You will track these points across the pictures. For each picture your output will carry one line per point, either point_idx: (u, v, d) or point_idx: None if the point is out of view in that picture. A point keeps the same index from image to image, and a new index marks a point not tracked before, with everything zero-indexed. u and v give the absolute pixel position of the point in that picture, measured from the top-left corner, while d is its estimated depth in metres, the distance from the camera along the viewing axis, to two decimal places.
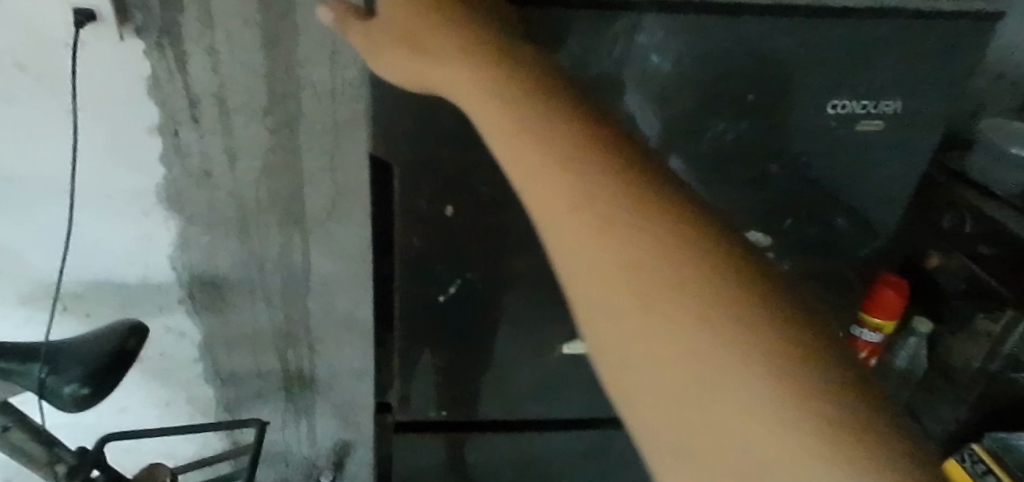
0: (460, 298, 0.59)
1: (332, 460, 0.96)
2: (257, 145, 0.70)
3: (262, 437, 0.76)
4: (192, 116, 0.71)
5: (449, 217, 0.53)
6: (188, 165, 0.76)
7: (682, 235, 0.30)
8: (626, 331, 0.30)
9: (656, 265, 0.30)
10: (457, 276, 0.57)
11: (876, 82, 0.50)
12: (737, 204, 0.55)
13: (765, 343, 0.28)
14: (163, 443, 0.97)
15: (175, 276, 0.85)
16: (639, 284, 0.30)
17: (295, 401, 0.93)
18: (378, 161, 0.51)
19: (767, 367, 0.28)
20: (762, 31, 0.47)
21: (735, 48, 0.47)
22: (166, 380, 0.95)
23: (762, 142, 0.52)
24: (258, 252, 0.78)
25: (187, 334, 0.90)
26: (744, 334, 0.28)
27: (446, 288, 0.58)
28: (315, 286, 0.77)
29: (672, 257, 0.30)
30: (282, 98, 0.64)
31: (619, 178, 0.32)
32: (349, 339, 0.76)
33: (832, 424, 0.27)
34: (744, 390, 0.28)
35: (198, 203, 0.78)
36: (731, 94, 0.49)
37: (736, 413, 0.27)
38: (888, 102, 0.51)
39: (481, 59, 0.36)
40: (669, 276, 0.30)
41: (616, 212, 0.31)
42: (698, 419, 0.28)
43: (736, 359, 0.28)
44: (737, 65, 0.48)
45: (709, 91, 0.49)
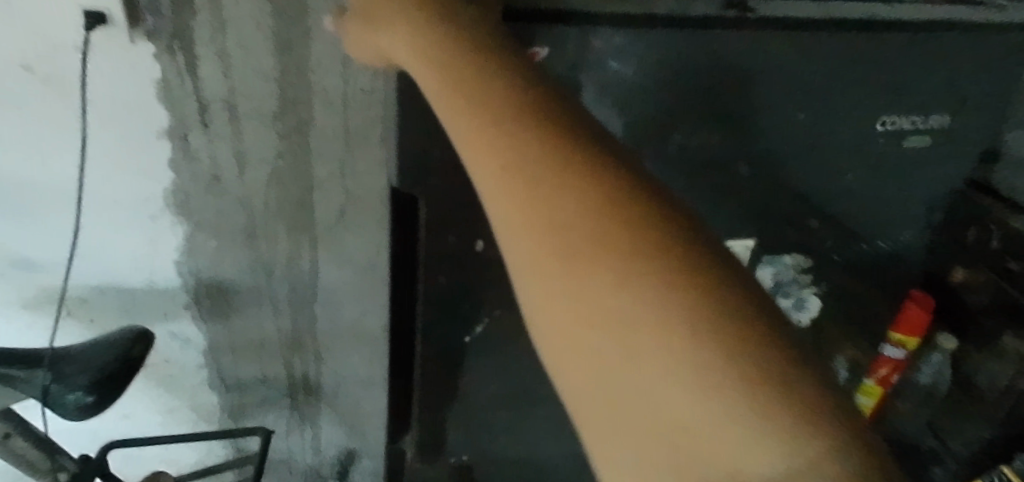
0: (486, 329, 0.63)
1: (337, 469, 0.98)
2: (268, 152, 0.70)
3: (268, 446, 0.75)
4: (202, 121, 0.71)
5: (479, 251, 0.57)
6: (197, 171, 0.75)
7: (632, 246, 0.33)
8: (581, 331, 0.33)
9: (607, 272, 0.33)
10: (484, 308, 0.61)
11: (923, 99, 0.53)
12: (775, 226, 0.58)
13: (700, 345, 0.31)
14: (165, 451, 0.95)
15: (181, 281, 0.84)
16: (590, 292, 0.33)
17: (300, 409, 0.93)
18: (407, 195, 0.55)
19: (702, 367, 0.31)
20: (814, 47, 0.49)
21: (703, 59, 0.47)
22: (170, 387, 0.94)
23: (802, 160, 0.54)
24: (267, 260, 0.78)
25: (192, 340, 0.90)
26: (682, 337, 0.31)
27: (476, 322, 0.62)
28: (324, 294, 0.78)
29: (622, 283, 0.33)
30: (293, 103, 0.65)
31: (584, 191, 0.34)
32: (358, 348, 0.77)
33: (757, 416, 0.30)
34: (678, 386, 0.31)
35: (206, 209, 0.78)
36: (704, 104, 0.49)
37: (670, 404, 0.31)
38: (935, 117, 0.54)
39: (471, 72, 0.37)
40: (618, 283, 0.33)
41: (574, 225, 0.34)
42: (635, 407, 0.32)
43: (672, 360, 0.31)
44: (705, 75, 0.48)
45: (678, 99, 0.49)
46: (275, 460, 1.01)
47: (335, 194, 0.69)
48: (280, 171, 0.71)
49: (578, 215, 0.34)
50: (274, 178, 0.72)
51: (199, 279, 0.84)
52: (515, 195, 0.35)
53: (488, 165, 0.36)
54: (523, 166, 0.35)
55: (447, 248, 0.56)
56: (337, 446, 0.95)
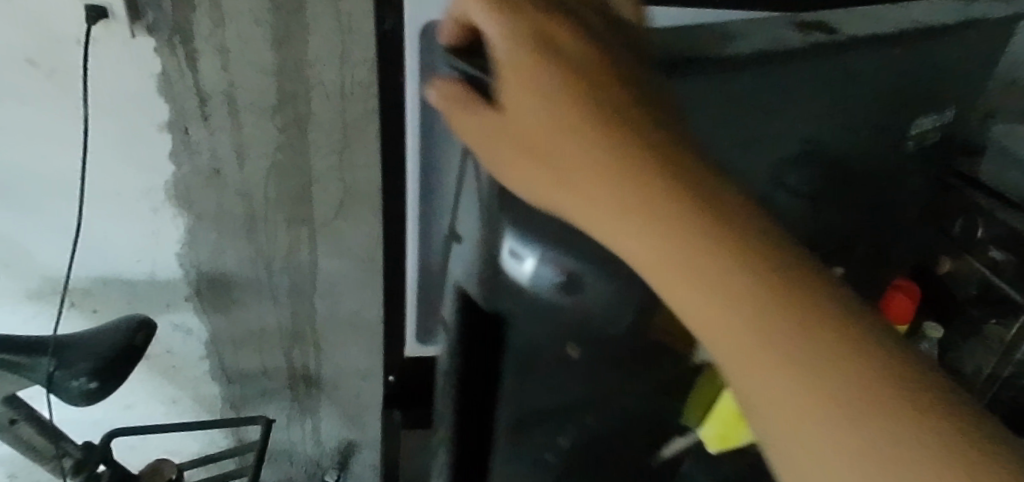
0: (580, 451, 0.40)
1: (337, 460, 0.94)
2: (268, 142, 0.69)
3: (268, 437, 0.75)
4: (202, 114, 0.72)
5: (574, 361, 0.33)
6: (198, 164, 0.76)
7: (732, 205, 0.23)
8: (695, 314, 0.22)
9: (710, 238, 0.22)
10: (573, 428, 0.38)
11: (947, 95, 0.45)
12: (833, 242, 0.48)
13: (862, 345, 0.21)
14: (170, 441, 0.97)
15: (183, 272, 0.85)
16: (697, 260, 0.22)
17: (301, 400, 0.91)
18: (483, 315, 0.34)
19: (883, 384, 0.20)
20: (873, 60, 0.38)
21: (793, 82, 0.35)
22: (173, 377, 0.95)
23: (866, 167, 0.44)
24: (266, 252, 0.78)
25: (194, 331, 0.91)
26: (843, 335, 0.21)
27: (558, 442, 0.39)
28: (321, 287, 0.76)
29: (730, 251, 0.22)
30: (291, 96, 0.64)
31: (644, 126, 0.24)
32: (356, 339, 0.77)
33: (981, 447, 0.20)
34: (856, 407, 0.20)
35: (207, 202, 0.79)
36: (805, 129, 0.38)
37: (853, 435, 0.20)
38: (947, 110, 0.46)
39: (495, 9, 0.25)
40: (734, 259, 0.22)
41: (657, 171, 0.23)
42: (803, 439, 0.21)
43: (847, 375, 0.21)
44: (800, 99, 0.36)
45: (765, 135, 0.36)
46: (276, 451, 1.02)
47: (334, 184, 0.67)
48: (280, 163, 0.70)
49: (712, 223, 0.22)
50: (273, 169, 0.71)
51: (200, 271, 0.85)
52: (631, 194, 0.23)
53: (629, 194, 0.23)
54: (625, 167, 0.23)
55: (528, 374, 0.35)
56: (337, 436, 0.90)
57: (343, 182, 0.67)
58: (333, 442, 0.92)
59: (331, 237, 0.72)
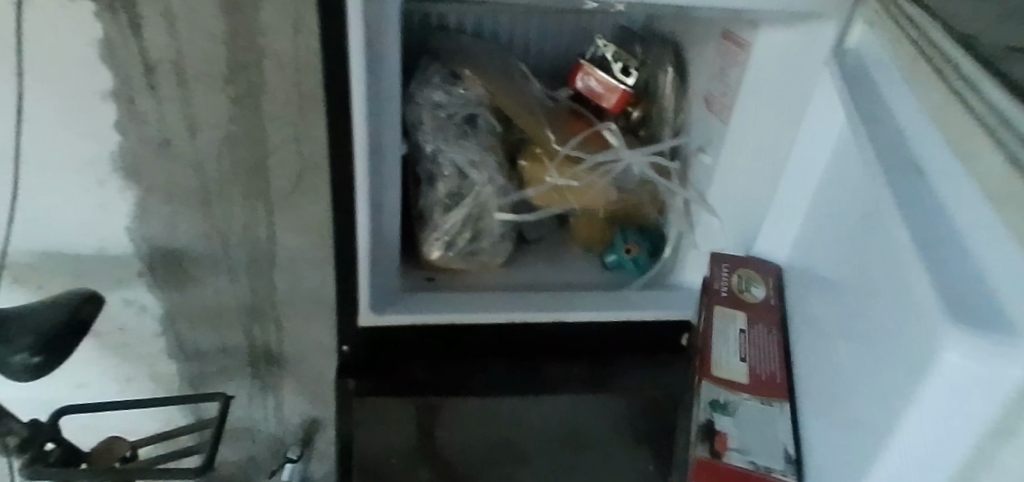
0: None
1: (299, 436, 1.03)
2: (219, 115, 0.71)
3: (226, 413, 0.75)
4: (148, 82, 0.69)
5: None
6: (145, 134, 0.73)
7: None
8: None
9: None
10: None
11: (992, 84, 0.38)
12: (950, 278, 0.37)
13: None
14: (124, 420, 0.96)
15: (134, 247, 0.82)
16: None
17: (262, 379, 0.96)
18: None
19: None
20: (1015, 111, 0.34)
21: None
22: (127, 355, 0.93)
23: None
24: (222, 228, 0.80)
25: (148, 308, 0.88)
26: None
27: None
28: (282, 263, 0.83)
29: None
30: (243, 67, 0.68)
31: None
32: (319, 315, 0.88)
33: None
34: None
35: (157, 175, 0.76)
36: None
37: None
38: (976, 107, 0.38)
39: None
40: None
41: None
42: None
43: None
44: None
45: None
46: (238, 430, 1.01)
47: (292, 158, 0.74)
48: (233, 134, 0.72)
49: None
50: (227, 140, 0.73)
51: (153, 247, 0.82)
52: None
53: None
54: None
55: None
56: (302, 413, 0.99)
57: (302, 160, 0.75)
58: (298, 416, 1.00)
59: (287, 212, 0.79)
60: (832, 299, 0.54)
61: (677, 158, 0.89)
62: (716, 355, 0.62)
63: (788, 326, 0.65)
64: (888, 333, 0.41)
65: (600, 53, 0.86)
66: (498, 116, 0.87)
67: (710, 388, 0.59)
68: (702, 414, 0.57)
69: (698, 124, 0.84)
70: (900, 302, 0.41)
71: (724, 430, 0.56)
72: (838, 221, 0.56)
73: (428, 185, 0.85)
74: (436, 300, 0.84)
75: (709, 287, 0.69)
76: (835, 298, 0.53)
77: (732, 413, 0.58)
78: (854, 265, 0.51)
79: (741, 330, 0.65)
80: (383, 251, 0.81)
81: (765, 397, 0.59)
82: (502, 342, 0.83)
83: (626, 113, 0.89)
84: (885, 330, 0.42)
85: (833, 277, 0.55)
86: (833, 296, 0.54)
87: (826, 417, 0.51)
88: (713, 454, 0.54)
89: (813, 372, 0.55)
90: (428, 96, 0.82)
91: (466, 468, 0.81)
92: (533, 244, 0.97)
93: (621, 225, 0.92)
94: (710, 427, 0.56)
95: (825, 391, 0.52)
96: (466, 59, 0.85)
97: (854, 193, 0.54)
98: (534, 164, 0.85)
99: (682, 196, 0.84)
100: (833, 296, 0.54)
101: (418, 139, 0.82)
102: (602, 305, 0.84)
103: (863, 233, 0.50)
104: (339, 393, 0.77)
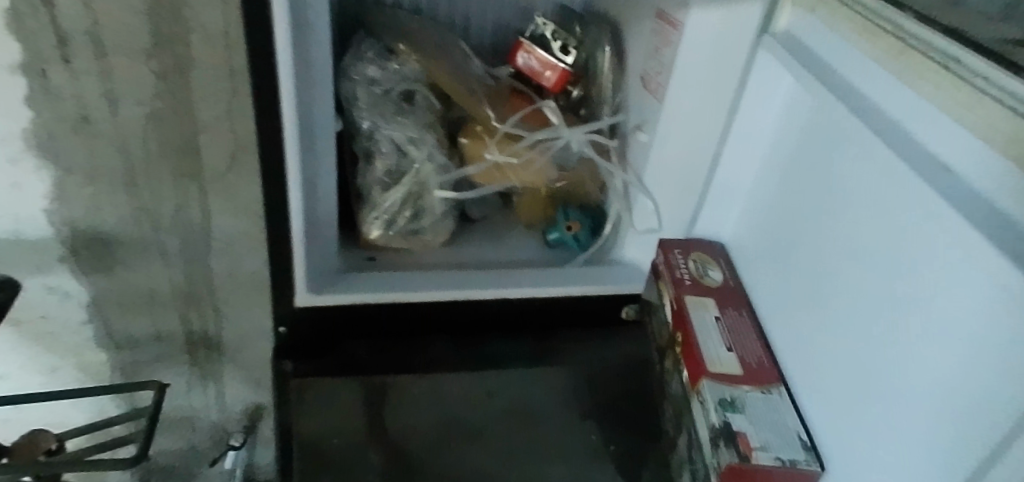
0: None
1: (243, 423, 1.05)
2: (143, 92, 0.68)
3: (161, 401, 0.73)
4: (62, 56, 0.64)
5: None
6: (61, 109, 0.68)
7: None
8: None
9: None
10: None
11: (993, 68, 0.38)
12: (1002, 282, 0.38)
13: None
14: (52, 413, 0.94)
15: (53, 230, 0.77)
16: None
17: (201, 367, 0.95)
18: None
19: None
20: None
21: None
22: (49, 344, 0.89)
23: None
24: (151, 211, 0.77)
25: (72, 294, 0.84)
26: None
27: None
28: (217, 248, 0.81)
29: None
30: (169, 41, 0.65)
31: None
32: (261, 300, 0.88)
33: None
34: None
35: (75, 152, 0.72)
36: None
37: None
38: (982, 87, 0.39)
39: None
40: None
41: None
42: None
43: None
44: None
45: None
46: (177, 420, 1.02)
47: (225, 140, 0.72)
48: (159, 112, 0.69)
49: None
50: (153, 118, 0.70)
51: (76, 230, 0.78)
52: None
53: None
54: None
55: None
56: (244, 401, 1.02)
57: (235, 141, 0.72)
58: (241, 403, 1.02)
59: (221, 193, 0.76)
60: (830, 293, 0.55)
61: (615, 136, 0.90)
62: (707, 353, 0.63)
63: (753, 308, 0.69)
64: (938, 350, 0.43)
65: (540, 31, 0.86)
66: (436, 92, 0.86)
67: (714, 388, 0.60)
68: (716, 417, 0.58)
69: (636, 103, 0.85)
70: (956, 318, 0.42)
71: (743, 430, 0.57)
72: (823, 208, 0.57)
73: (366, 163, 0.83)
74: (377, 278, 0.83)
75: (672, 274, 0.71)
76: (835, 288, 0.55)
77: (743, 411, 0.58)
78: (857, 258, 0.52)
79: (716, 317, 0.67)
80: (318, 227, 0.80)
81: (762, 385, 0.61)
82: (444, 321, 0.84)
83: (566, 92, 0.91)
84: (929, 343, 0.44)
85: (828, 268, 0.56)
86: (829, 287, 0.56)
87: (836, 405, 0.54)
88: (740, 459, 0.55)
89: (812, 362, 0.58)
90: (363, 71, 0.81)
91: (413, 454, 0.73)
92: (476, 223, 0.97)
93: (562, 203, 0.93)
94: (728, 429, 0.57)
95: (834, 382, 0.54)
96: (402, 34, 0.85)
97: (840, 183, 0.55)
98: (474, 141, 0.85)
99: (621, 178, 0.86)
100: (832, 287, 0.55)
101: (354, 115, 0.81)
102: (545, 280, 0.85)
103: (867, 227, 0.51)
104: (276, 378, 0.78)
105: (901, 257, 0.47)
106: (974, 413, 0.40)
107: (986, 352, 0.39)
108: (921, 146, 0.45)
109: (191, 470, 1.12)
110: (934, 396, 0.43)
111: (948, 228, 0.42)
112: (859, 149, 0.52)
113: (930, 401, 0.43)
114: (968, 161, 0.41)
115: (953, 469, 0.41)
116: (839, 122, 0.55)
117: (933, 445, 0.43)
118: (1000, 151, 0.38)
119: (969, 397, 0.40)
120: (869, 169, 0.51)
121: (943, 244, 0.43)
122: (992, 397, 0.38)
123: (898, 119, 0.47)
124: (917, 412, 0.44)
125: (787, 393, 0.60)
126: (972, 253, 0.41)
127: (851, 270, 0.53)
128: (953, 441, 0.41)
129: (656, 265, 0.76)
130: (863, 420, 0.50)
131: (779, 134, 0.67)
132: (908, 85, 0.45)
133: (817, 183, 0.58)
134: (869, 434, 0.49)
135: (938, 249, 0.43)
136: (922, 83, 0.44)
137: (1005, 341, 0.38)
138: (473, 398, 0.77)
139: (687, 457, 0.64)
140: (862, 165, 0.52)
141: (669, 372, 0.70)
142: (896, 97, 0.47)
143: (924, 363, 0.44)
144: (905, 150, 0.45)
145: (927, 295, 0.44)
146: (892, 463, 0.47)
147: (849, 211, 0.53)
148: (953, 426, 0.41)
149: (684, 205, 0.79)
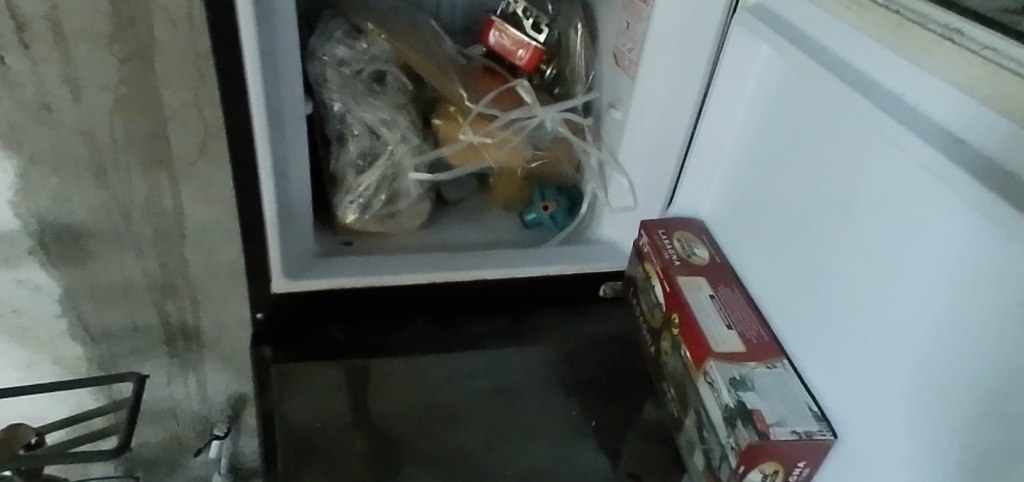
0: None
1: (227, 412, 1.06)
2: (104, 77, 0.68)
3: (141, 389, 0.72)
4: (21, 41, 0.65)
5: None
6: (22, 99, 0.69)
7: None
8: None
9: None
10: None
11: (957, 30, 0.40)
12: (1003, 253, 0.39)
13: None
14: (29, 408, 0.94)
15: (19, 222, 0.79)
16: None
17: (180, 357, 0.96)
18: None
19: None
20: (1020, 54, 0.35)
21: None
22: (23, 338, 0.90)
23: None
24: (121, 200, 0.78)
25: (44, 288, 0.85)
26: None
27: None
28: (191, 236, 0.83)
29: None
30: (130, 25, 0.65)
31: None
32: (239, 287, 0.89)
33: None
34: None
35: (39, 142, 0.72)
36: None
37: None
38: (951, 54, 0.40)
39: None
40: None
41: None
42: None
43: None
44: None
45: None
46: (160, 411, 1.03)
47: (195, 124, 0.73)
48: (124, 98, 0.70)
49: None
50: (119, 104, 0.71)
51: (44, 223, 0.79)
52: None
53: None
54: None
55: None
56: (227, 391, 1.03)
57: (205, 125, 0.73)
58: (223, 394, 1.03)
59: (193, 181, 0.78)
60: (821, 264, 0.56)
61: (589, 114, 0.91)
62: (707, 334, 0.62)
63: (743, 280, 0.69)
64: (934, 319, 0.44)
65: (512, 10, 0.86)
66: (407, 72, 0.85)
67: (723, 368, 0.59)
68: (727, 397, 0.57)
69: (608, 80, 0.85)
70: (950, 285, 0.43)
71: (758, 408, 0.56)
72: (812, 179, 0.57)
73: (339, 146, 0.83)
74: (355, 262, 0.83)
75: (661, 256, 0.71)
76: (827, 256, 0.55)
77: (754, 388, 0.58)
78: (850, 232, 0.52)
79: (710, 296, 0.66)
80: (292, 214, 0.77)
81: (766, 360, 0.60)
82: (422, 302, 0.83)
83: (540, 70, 0.89)
84: (926, 311, 0.45)
85: (819, 237, 0.56)
86: (820, 256, 0.56)
87: (828, 368, 0.56)
88: (760, 436, 0.54)
89: (804, 332, 0.59)
90: (332, 51, 0.78)
91: (399, 436, 0.74)
92: (454, 206, 0.98)
93: (539, 183, 0.94)
94: (744, 409, 0.56)
95: (826, 352, 0.56)
96: (370, 13, 0.82)
97: (827, 153, 0.55)
98: (449, 122, 0.84)
99: (596, 156, 0.87)
100: (822, 255, 0.56)
101: (325, 98, 0.79)
102: (522, 260, 0.86)
103: (859, 198, 0.51)
104: (256, 364, 0.76)
105: (897, 226, 0.47)
106: (966, 375, 0.42)
107: (981, 320, 0.41)
108: (915, 111, 0.43)
109: (176, 462, 1.12)
110: (929, 355, 0.45)
111: (946, 200, 0.43)
112: (841, 123, 0.53)
113: (923, 362, 0.45)
114: (961, 131, 0.40)
115: (945, 427, 0.44)
116: (825, 93, 0.54)
117: (926, 401, 0.45)
118: (983, 115, 0.38)
119: (962, 362, 0.42)
120: (860, 137, 0.51)
121: (941, 216, 0.44)
122: (985, 360, 0.41)
123: (890, 88, 0.46)
124: (911, 373, 0.46)
125: (789, 364, 0.60)
126: (971, 224, 0.41)
127: (842, 237, 0.54)
128: (945, 400, 0.44)
129: (640, 247, 0.76)
130: (857, 382, 0.52)
131: (758, 105, 0.65)
132: (891, 56, 0.45)
133: (804, 153, 0.58)
134: (865, 401, 0.51)
135: (935, 221, 0.44)
136: (927, 57, 0.41)
137: (1001, 311, 0.39)
138: (452, 379, 0.78)
139: (698, 438, 0.63)
140: (852, 134, 0.52)
141: (666, 353, 0.70)
142: (880, 68, 0.46)
143: (918, 327, 0.46)
144: (906, 117, 0.43)
145: (924, 267, 0.45)
146: (886, 423, 0.49)
147: (841, 186, 0.53)
148: (946, 386, 0.44)
149: (660, 181, 0.79)
